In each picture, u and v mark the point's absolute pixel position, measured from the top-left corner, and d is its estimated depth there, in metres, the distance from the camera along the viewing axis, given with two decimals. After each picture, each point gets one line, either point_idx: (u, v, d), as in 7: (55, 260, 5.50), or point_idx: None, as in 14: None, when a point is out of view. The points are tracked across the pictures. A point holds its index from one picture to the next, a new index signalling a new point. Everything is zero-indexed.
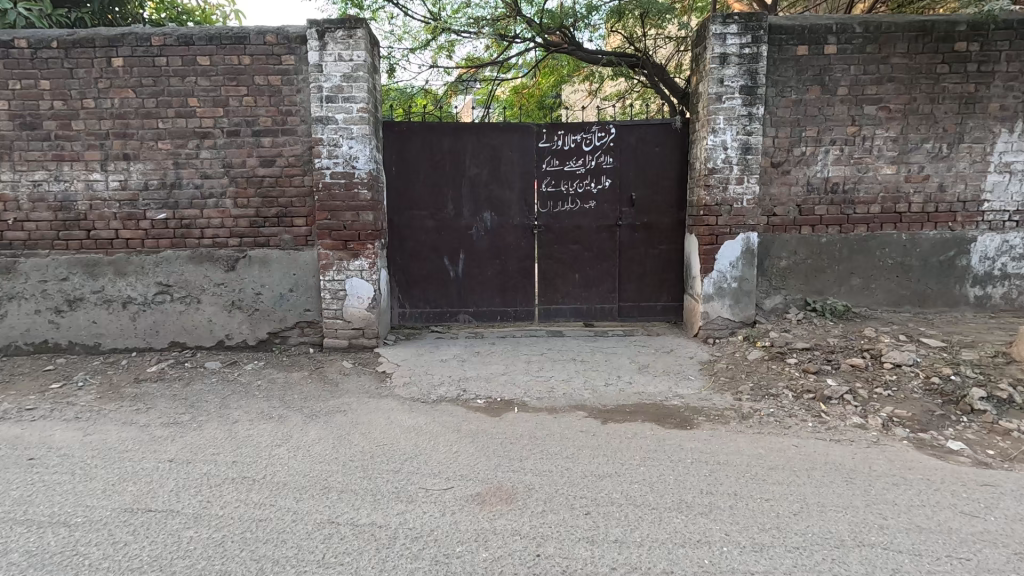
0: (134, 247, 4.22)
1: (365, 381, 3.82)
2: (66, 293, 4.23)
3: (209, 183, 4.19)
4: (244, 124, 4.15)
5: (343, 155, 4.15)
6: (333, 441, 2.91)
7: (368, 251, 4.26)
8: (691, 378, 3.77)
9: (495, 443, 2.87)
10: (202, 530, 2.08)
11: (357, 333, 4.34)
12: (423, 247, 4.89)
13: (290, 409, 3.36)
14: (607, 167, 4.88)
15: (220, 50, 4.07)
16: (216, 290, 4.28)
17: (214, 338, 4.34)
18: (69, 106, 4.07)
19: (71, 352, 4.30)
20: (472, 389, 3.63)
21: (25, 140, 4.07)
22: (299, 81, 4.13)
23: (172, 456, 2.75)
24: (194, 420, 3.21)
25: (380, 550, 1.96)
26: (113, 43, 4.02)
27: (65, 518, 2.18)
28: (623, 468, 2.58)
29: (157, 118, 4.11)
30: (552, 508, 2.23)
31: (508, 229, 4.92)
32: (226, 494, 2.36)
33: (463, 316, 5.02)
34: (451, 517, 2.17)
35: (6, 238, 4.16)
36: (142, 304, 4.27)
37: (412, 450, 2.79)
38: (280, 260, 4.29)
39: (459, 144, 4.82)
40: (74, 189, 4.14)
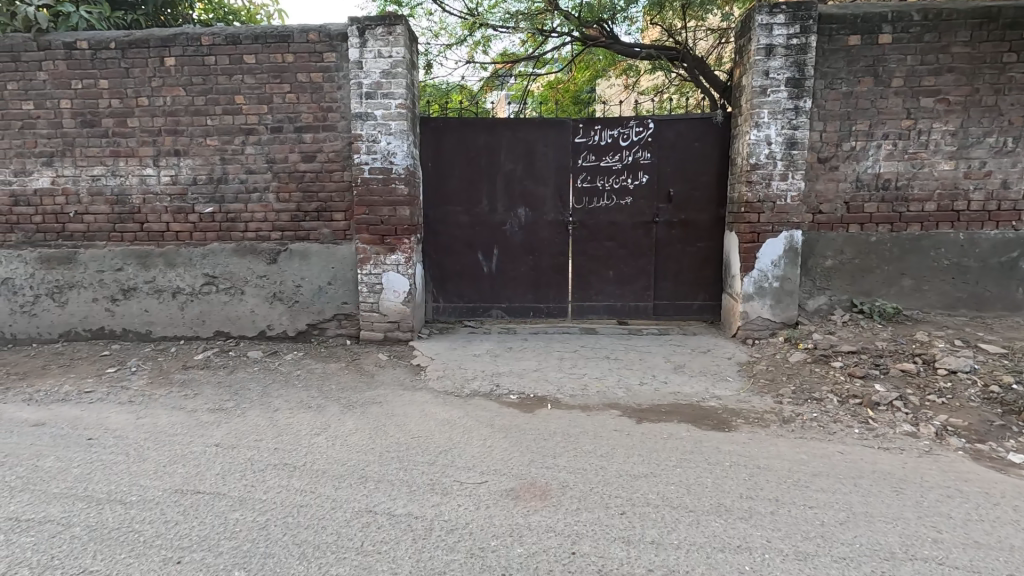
0: (183, 239, 4.40)
1: (400, 373, 3.88)
2: (120, 283, 4.45)
3: (254, 178, 4.32)
4: (287, 121, 4.26)
5: (381, 150, 4.21)
6: (370, 432, 2.97)
7: (404, 246, 4.32)
8: (729, 379, 3.67)
9: (529, 439, 2.87)
10: (247, 513, 2.16)
11: (392, 326, 4.41)
12: (457, 243, 4.92)
13: (328, 399, 3.45)
14: (644, 162, 4.80)
15: (265, 49, 4.18)
16: (259, 282, 4.42)
17: (256, 328, 4.49)
18: (125, 104, 4.26)
19: (125, 339, 4.52)
20: (506, 384, 3.64)
21: (85, 137, 4.30)
22: (339, 78, 4.21)
23: (219, 441, 2.86)
24: (238, 407, 3.33)
25: (417, 540, 1.99)
26: (166, 43, 4.19)
27: (121, 496, 2.29)
28: (659, 468, 2.55)
29: (205, 115, 4.26)
30: (587, 507, 2.21)
31: (542, 225, 4.90)
32: (269, 480, 2.44)
33: (497, 312, 5.03)
34: (486, 511, 2.18)
35: (67, 229, 4.40)
36: (190, 294, 4.45)
37: (447, 443, 2.82)
38: (320, 254, 4.39)
39: (494, 139, 4.82)
40: (128, 183, 4.35)
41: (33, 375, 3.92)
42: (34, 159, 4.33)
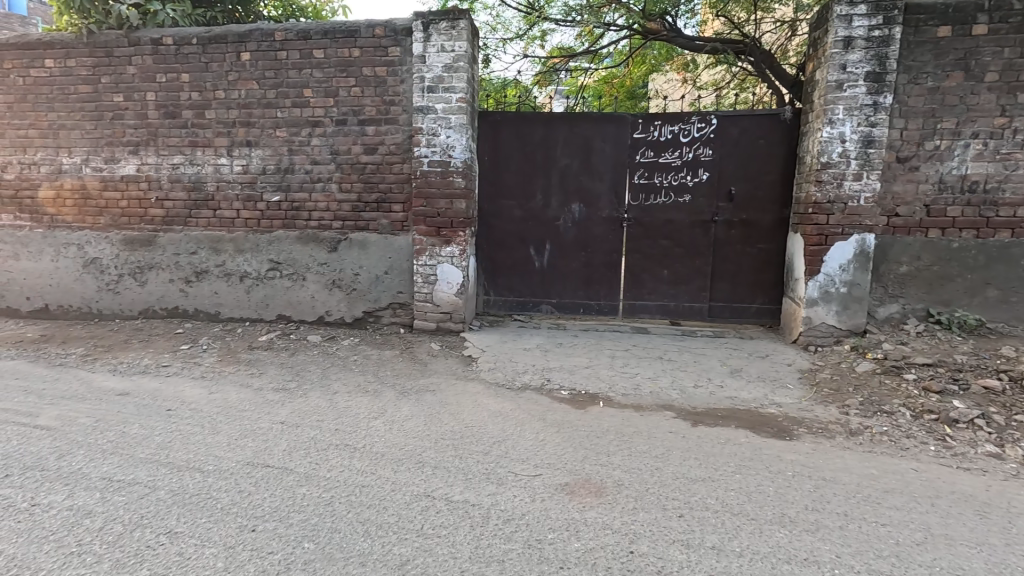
0: (251, 226, 4.62)
1: (452, 363, 3.95)
2: (194, 266, 4.72)
3: (318, 169, 4.48)
4: (351, 114, 4.39)
5: (440, 144, 4.28)
6: (425, 419, 3.04)
7: (460, 238, 4.38)
8: (790, 386, 3.53)
9: (582, 435, 2.86)
10: (314, 489, 2.26)
11: (445, 316, 4.49)
12: (510, 236, 4.94)
13: (384, 384, 3.56)
14: (705, 160, 4.67)
15: (334, 43, 4.32)
16: (320, 269, 4.59)
17: (315, 313, 4.67)
18: (204, 97, 4.51)
19: (197, 318, 4.81)
20: (557, 379, 3.64)
21: (168, 128, 4.58)
22: (403, 72, 4.30)
23: (284, 419, 3.00)
24: (300, 388, 3.49)
25: (474, 527, 2.02)
26: (243, 39, 4.40)
27: (199, 465, 2.45)
28: (717, 473, 2.48)
29: (276, 108, 4.45)
30: (644, 506, 2.19)
31: (596, 221, 4.85)
32: (331, 459, 2.54)
33: (546, 307, 5.03)
34: (541, 504, 2.19)
35: (148, 214, 4.71)
36: (256, 278, 4.67)
37: (500, 434, 2.85)
38: (378, 244, 4.52)
39: (552, 134, 4.81)
40: (204, 172, 4.60)
41: (117, 348, 4.24)
42: (122, 148, 4.65)
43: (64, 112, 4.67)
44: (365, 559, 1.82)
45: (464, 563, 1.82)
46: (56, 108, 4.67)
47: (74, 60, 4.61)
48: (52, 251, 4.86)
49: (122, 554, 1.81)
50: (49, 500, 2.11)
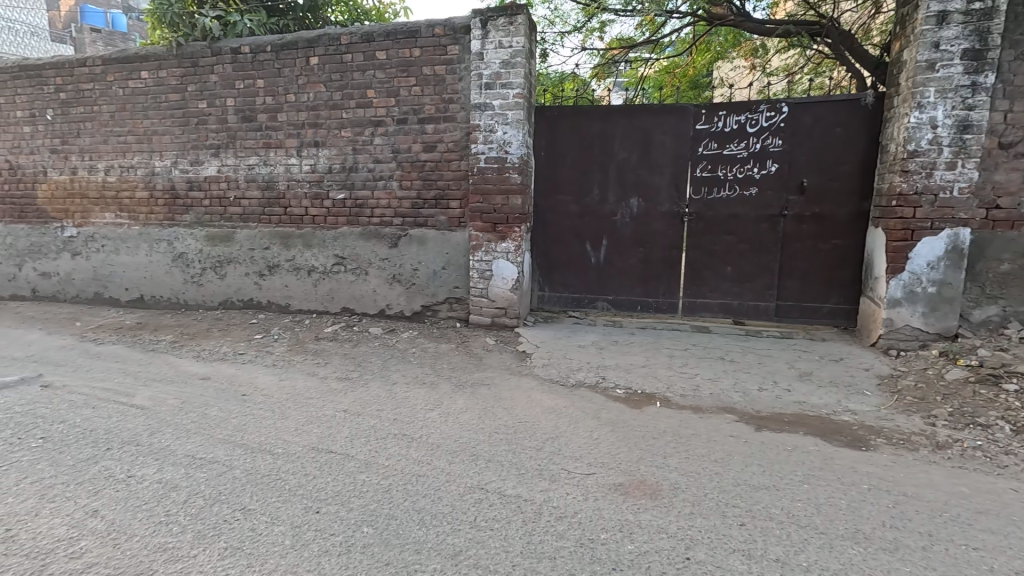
0: (318, 223, 4.86)
1: (507, 358, 3.98)
2: (267, 260, 5.03)
3: (380, 167, 4.64)
4: (411, 112, 4.51)
5: (497, 140, 4.31)
6: (479, 412, 3.09)
7: (515, 234, 4.40)
8: (867, 393, 3.28)
9: (637, 435, 2.80)
10: (372, 476, 2.35)
11: (500, 312, 4.53)
12: (566, 232, 4.89)
13: (440, 377, 3.65)
14: (774, 150, 4.42)
15: (396, 44, 4.45)
16: (381, 264, 4.76)
17: (376, 306, 4.85)
18: (277, 100, 4.78)
19: (270, 309, 5.13)
20: (612, 378, 3.58)
21: (245, 131, 4.89)
22: (461, 70, 4.36)
23: (346, 407, 3.15)
24: (362, 378, 3.64)
25: (527, 522, 2.03)
26: (312, 44, 4.63)
27: (270, 447, 2.61)
28: (783, 482, 2.35)
29: (341, 109, 4.64)
30: (701, 512, 2.11)
31: (654, 216, 4.72)
32: (389, 447, 2.63)
33: (602, 304, 4.95)
34: (594, 503, 2.16)
35: (228, 212, 5.06)
36: (323, 272, 4.91)
37: (553, 431, 2.84)
38: (436, 239, 4.62)
39: (610, 128, 4.71)
40: (276, 171, 4.88)
41: (200, 336, 4.59)
42: (205, 150, 5.02)
43: (156, 119, 5.11)
44: (420, 547, 1.87)
45: (516, 557, 1.83)
46: (151, 116, 5.12)
47: (165, 71, 5.02)
48: (146, 246, 5.34)
49: (202, 526, 1.96)
50: (142, 472, 2.33)
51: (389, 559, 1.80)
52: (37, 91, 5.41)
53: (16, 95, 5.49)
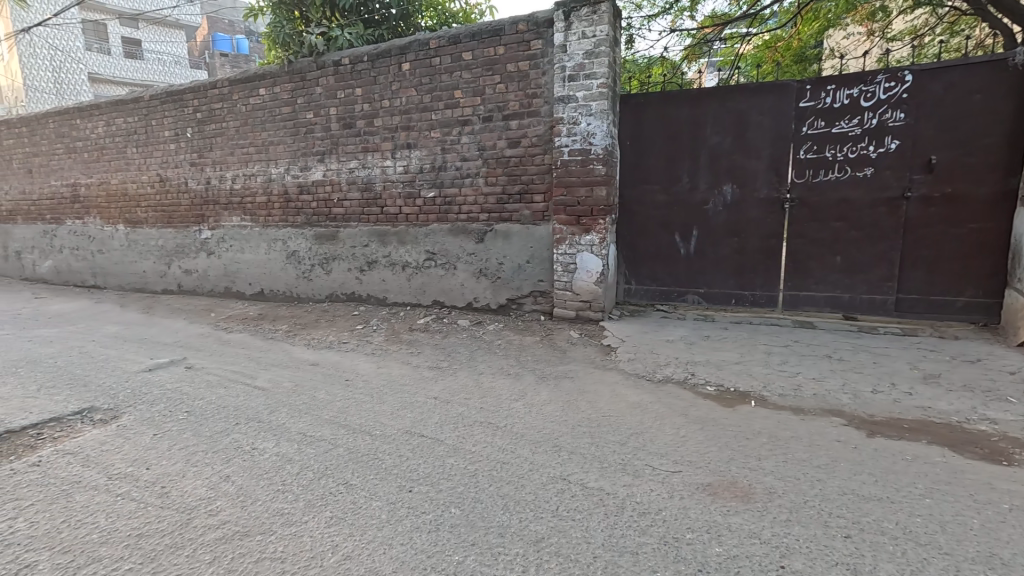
0: (411, 220, 5.14)
1: (591, 352, 3.96)
2: (366, 257, 5.42)
3: (467, 165, 4.79)
4: (496, 110, 4.60)
5: (581, 132, 4.28)
6: (563, 404, 3.12)
7: (599, 226, 4.35)
8: (1012, 400, 2.84)
9: (728, 435, 2.67)
10: (460, 461, 2.47)
11: (584, 305, 4.51)
12: (653, 223, 4.73)
13: (525, 368, 3.73)
14: (894, 125, 3.96)
15: (481, 44, 4.57)
16: (468, 259, 4.93)
17: (465, 300, 5.04)
18: (373, 107, 5.11)
19: (369, 302, 5.53)
20: (702, 374, 3.43)
21: (346, 137, 5.29)
22: (544, 63, 4.38)
23: (436, 394, 3.32)
24: (451, 368, 3.82)
25: (609, 516, 2.02)
26: (404, 51, 4.88)
27: (369, 429, 2.83)
28: (899, 495, 2.12)
29: (431, 111, 4.86)
30: (800, 520, 1.97)
31: (750, 203, 4.42)
32: (475, 434, 2.74)
33: (692, 297, 4.74)
34: (680, 502, 2.10)
35: (332, 212, 5.52)
36: (415, 267, 5.20)
37: (638, 426, 2.80)
38: (520, 233, 4.69)
39: (700, 112, 4.48)
40: (373, 173, 5.23)
41: (310, 326, 5.06)
42: (313, 157, 5.50)
43: (272, 131, 5.68)
44: (504, 531, 1.94)
45: (598, 549, 1.83)
46: (268, 128, 5.70)
47: (278, 87, 5.57)
48: (266, 246, 5.98)
49: (313, 496, 2.19)
50: (263, 446, 2.64)
51: (475, 540, 1.89)
52: (179, 112, 6.25)
53: (163, 117, 6.39)
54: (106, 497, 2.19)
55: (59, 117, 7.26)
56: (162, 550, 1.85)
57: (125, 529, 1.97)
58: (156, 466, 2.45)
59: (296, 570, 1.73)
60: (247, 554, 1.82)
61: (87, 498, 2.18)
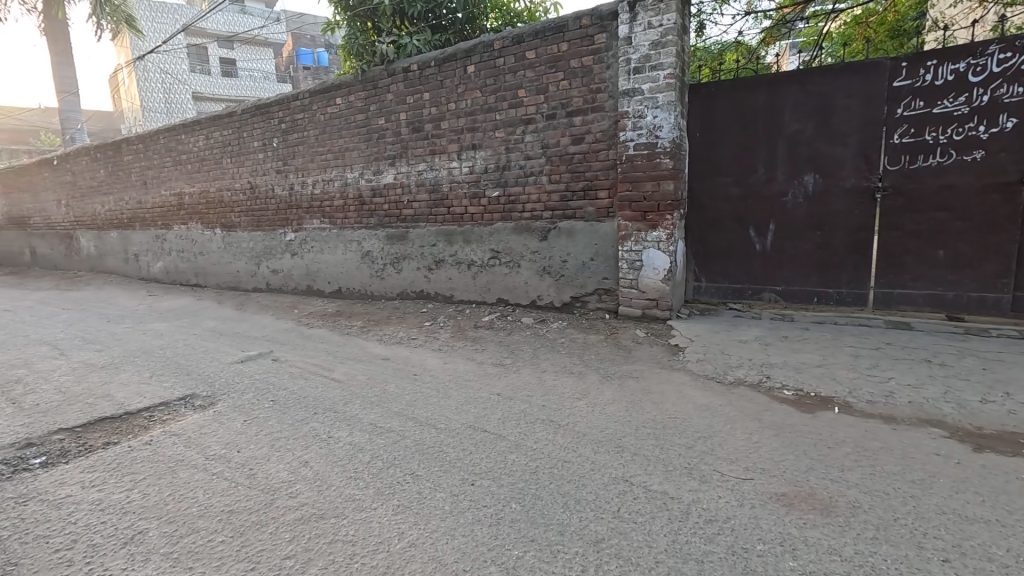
0: (476, 219, 5.24)
1: (657, 351, 3.85)
2: (434, 256, 5.60)
3: (531, 164, 4.81)
4: (560, 107, 4.58)
5: (647, 126, 4.16)
6: (626, 404, 3.05)
7: (667, 222, 4.21)
8: None
9: (806, 443, 2.49)
10: (521, 457, 2.49)
11: (651, 303, 4.39)
12: (725, 217, 4.50)
13: (588, 367, 3.69)
14: (1009, 101, 3.54)
15: (544, 42, 4.56)
16: (532, 257, 4.94)
17: (529, 297, 5.06)
18: (440, 110, 5.26)
19: (437, 300, 5.70)
20: (778, 377, 3.23)
21: (415, 141, 5.49)
22: (609, 57, 4.30)
23: (500, 391, 3.37)
24: (514, 365, 3.86)
25: (672, 521, 1.96)
26: (469, 54, 4.98)
27: (435, 423, 2.93)
28: (1011, 518, 1.88)
29: (495, 111, 4.92)
30: (889, 539, 1.80)
31: (835, 194, 4.10)
32: (537, 432, 2.76)
33: (768, 295, 4.46)
34: (751, 511, 1.99)
35: (402, 213, 5.74)
36: (480, 265, 5.29)
37: (707, 429, 2.68)
38: (584, 231, 4.63)
39: (777, 97, 4.21)
40: (440, 175, 5.39)
41: (382, 323, 5.31)
42: (384, 161, 5.76)
43: (348, 137, 6.01)
44: (563, 529, 1.94)
45: (660, 554, 1.78)
46: (344, 136, 6.04)
47: (353, 95, 5.88)
48: (342, 246, 6.34)
49: (382, 484, 2.30)
50: (338, 434, 2.82)
51: (535, 536, 1.90)
52: (267, 124, 6.77)
53: (253, 129, 6.95)
54: (203, 475, 2.43)
55: (167, 133, 8.10)
56: (249, 526, 2.02)
57: (218, 505, 2.17)
58: (245, 449, 2.68)
59: (365, 554, 1.83)
60: (322, 535, 1.95)
61: (188, 475, 2.43)
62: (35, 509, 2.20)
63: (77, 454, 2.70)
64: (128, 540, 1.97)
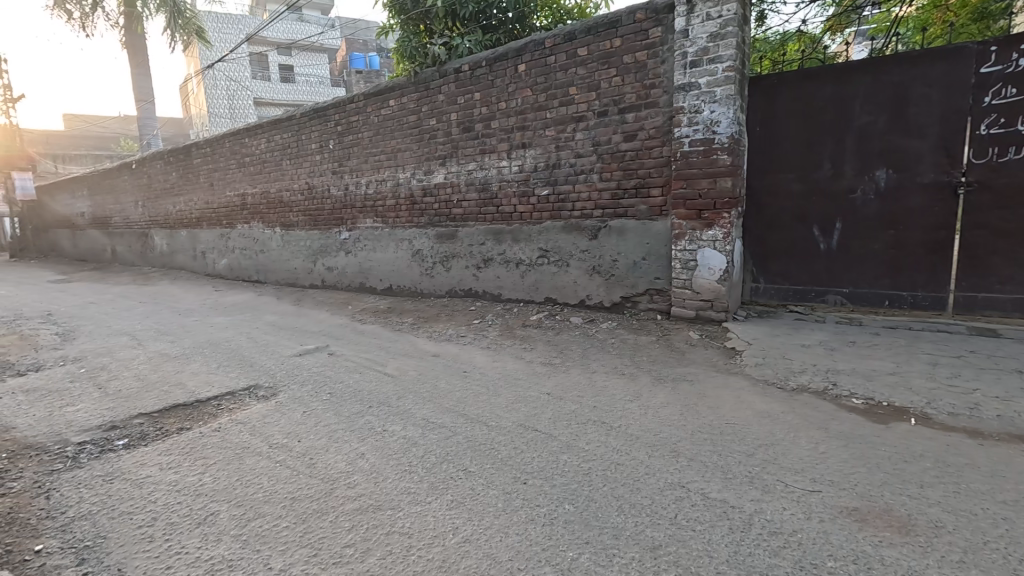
0: (525, 218, 5.23)
1: (712, 354, 3.72)
2: (483, 255, 5.64)
3: (582, 162, 4.76)
4: (612, 103, 4.51)
5: (704, 121, 4.03)
6: (681, 408, 2.97)
7: (724, 220, 4.06)
8: None
9: (879, 455, 2.34)
10: (573, 458, 2.47)
11: (706, 304, 4.25)
12: (786, 215, 4.30)
13: (640, 369, 3.61)
14: None
15: (596, 38, 4.50)
16: (582, 256, 4.89)
17: (577, 297, 5.01)
18: (491, 109, 5.29)
19: (485, 298, 5.74)
20: (846, 384, 3.05)
21: (465, 140, 5.55)
22: (664, 51, 4.19)
23: (550, 391, 3.36)
24: (564, 364, 3.83)
25: (734, 531, 1.89)
26: (520, 53, 4.98)
27: (485, 420, 2.95)
28: None
29: (546, 109, 4.90)
30: (978, 564, 1.66)
31: (911, 190, 3.83)
32: (589, 433, 2.72)
33: (834, 298, 4.23)
34: (819, 525, 1.89)
35: (452, 213, 5.82)
36: (529, 264, 5.28)
37: (768, 437, 2.56)
38: (636, 229, 4.54)
39: (846, 88, 3.98)
40: (490, 174, 5.42)
41: (432, 320, 5.40)
42: (435, 161, 5.86)
43: (400, 138, 6.15)
44: (618, 533, 1.90)
45: (721, 564, 1.72)
46: (397, 137, 6.18)
47: (406, 97, 6.01)
48: (394, 245, 6.50)
49: (436, 478, 2.34)
50: (393, 428, 2.89)
51: (589, 538, 1.88)
52: (324, 127, 7.03)
53: (311, 132, 7.23)
54: (268, 463, 2.54)
55: (232, 137, 8.55)
56: (311, 513, 2.10)
57: (282, 492, 2.27)
58: (306, 439, 2.80)
59: (421, 546, 1.87)
60: (379, 526, 2.00)
61: (255, 462, 2.56)
62: (120, 487, 2.37)
63: (155, 437, 2.89)
64: (201, 520, 2.09)
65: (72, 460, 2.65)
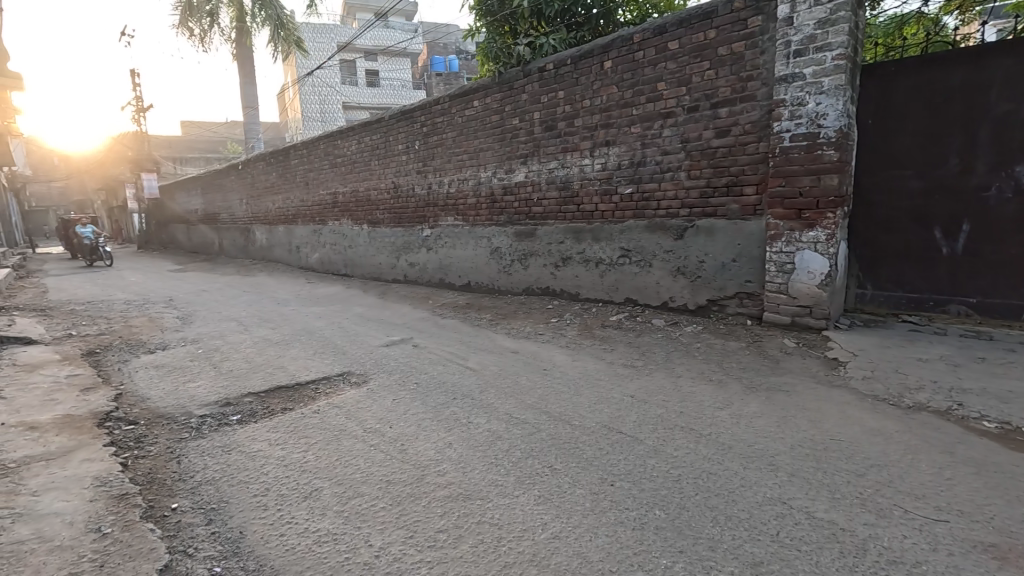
0: (607, 217, 5.16)
1: (811, 364, 3.47)
2: (562, 253, 5.63)
3: (669, 159, 4.62)
4: (703, 98, 4.32)
5: (808, 114, 3.76)
6: (777, 419, 2.79)
7: (827, 220, 3.77)
8: None
9: (1019, 488, 2.07)
10: (662, 463, 2.40)
11: (803, 310, 3.97)
12: (901, 215, 3.92)
13: (729, 376, 3.44)
14: None
15: (688, 31, 4.34)
16: (665, 256, 4.74)
17: (660, 298, 4.86)
18: (574, 107, 5.26)
19: (562, 296, 5.73)
20: (974, 405, 2.73)
21: (547, 139, 5.56)
22: (764, 42, 3.96)
23: (633, 393, 3.29)
24: (646, 367, 3.74)
25: (846, 555, 1.75)
26: (607, 49, 4.91)
27: (568, 419, 2.95)
28: None
29: (632, 106, 4.80)
30: None
31: None
32: (677, 439, 2.63)
33: (956, 307, 3.79)
34: (949, 559, 1.70)
35: (532, 211, 5.86)
36: (609, 263, 5.20)
37: (880, 457, 2.35)
38: (726, 229, 4.33)
39: (981, 74, 3.55)
40: (571, 172, 5.39)
41: (510, 317, 5.47)
42: (517, 160, 5.92)
43: (483, 138, 6.28)
44: (714, 545, 1.83)
45: None
46: (479, 136, 6.32)
47: (489, 97, 6.12)
48: (473, 243, 6.65)
49: (521, 473, 2.37)
50: (477, 420, 2.96)
51: (683, 547, 1.82)
52: (410, 128, 7.33)
53: (398, 133, 7.56)
54: (363, 446, 2.70)
55: (326, 140, 9.14)
56: (404, 497, 2.21)
57: (377, 474, 2.40)
58: (396, 426, 2.94)
59: (510, 538, 1.90)
60: (469, 515, 2.05)
61: (351, 444, 2.72)
62: (237, 457, 2.61)
63: (263, 415, 3.15)
64: (307, 494, 2.25)
65: (196, 430, 2.96)
